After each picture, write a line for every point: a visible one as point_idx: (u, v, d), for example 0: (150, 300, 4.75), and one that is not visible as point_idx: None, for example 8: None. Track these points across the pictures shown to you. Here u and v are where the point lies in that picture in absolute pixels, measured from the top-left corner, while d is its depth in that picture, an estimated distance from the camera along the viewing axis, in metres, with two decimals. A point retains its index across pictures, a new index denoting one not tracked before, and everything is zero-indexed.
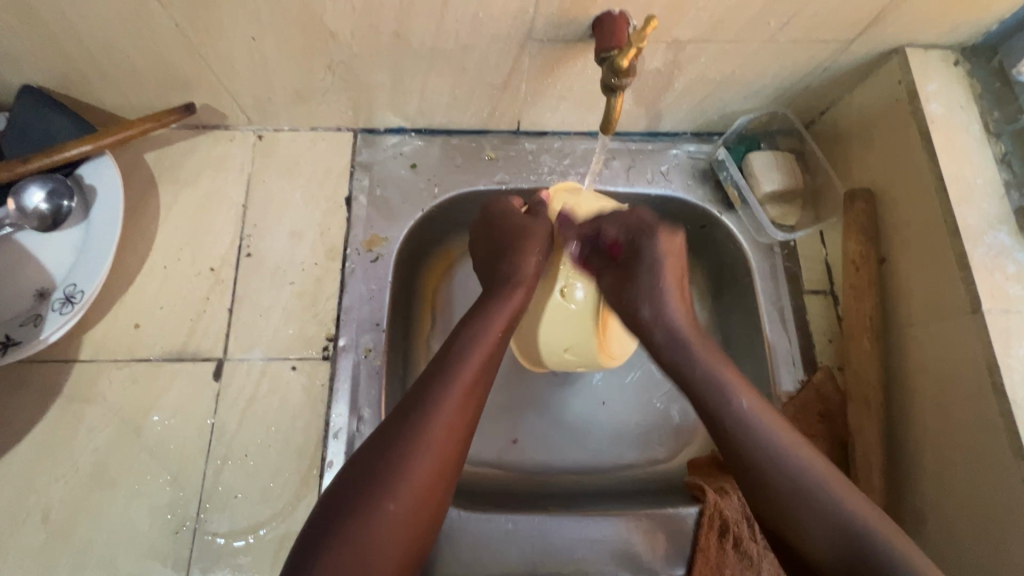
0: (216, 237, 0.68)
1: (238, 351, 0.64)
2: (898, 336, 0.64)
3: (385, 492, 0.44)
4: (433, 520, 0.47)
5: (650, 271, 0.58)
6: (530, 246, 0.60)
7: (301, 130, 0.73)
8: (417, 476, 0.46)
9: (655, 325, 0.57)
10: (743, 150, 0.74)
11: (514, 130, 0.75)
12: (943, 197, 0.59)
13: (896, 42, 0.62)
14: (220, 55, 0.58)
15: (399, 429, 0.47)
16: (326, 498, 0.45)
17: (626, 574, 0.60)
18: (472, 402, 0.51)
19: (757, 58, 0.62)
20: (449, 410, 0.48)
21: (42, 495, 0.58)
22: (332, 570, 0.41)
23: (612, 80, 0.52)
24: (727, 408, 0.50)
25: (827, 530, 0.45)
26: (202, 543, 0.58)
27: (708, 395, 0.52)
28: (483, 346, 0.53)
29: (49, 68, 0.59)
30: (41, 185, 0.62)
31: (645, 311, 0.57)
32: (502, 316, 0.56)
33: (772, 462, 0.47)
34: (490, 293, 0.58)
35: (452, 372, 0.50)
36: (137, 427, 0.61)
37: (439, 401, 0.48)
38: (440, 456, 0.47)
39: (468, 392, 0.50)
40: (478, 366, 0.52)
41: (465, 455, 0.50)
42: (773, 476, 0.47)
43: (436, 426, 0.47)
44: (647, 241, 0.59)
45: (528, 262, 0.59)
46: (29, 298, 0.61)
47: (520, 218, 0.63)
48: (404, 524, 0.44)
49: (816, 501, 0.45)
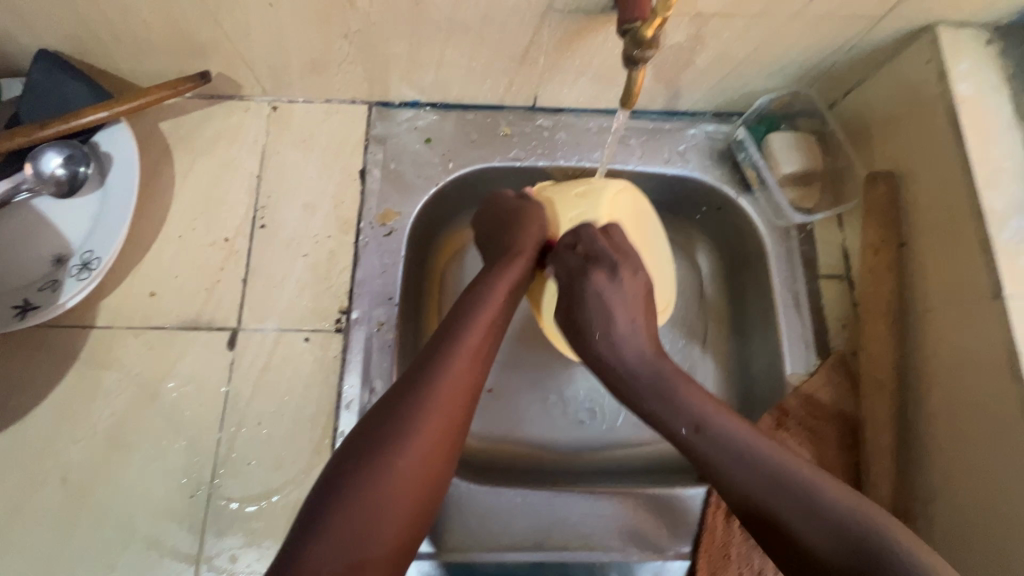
0: (230, 207, 0.68)
1: (252, 321, 0.64)
2: (915, 321, 0.63)
3: (394, 450, 0.45)
4: (439, 482, 0.47)
5: (597, 314, 0.56)
6: (530, 221, 0.62)
7: (316, 102, 0.72)
8: (425, 435, 0.46)
9: (607, 359, 0.55)
10: (764, 129, 0.73)
11: (530, 106, 0.74)
12: (969, 180, 0.58)
13: (927, 20, 0.61)
14: (236, 22, 0.58)
15: (405, 390, 0.48)
16: (332, 466, 0.45)
17: (633, 550, 0.61)
18: (478, 364, 0.51)
19: (782, 34, 0.61)
20: (455, 369, 0.49)
21: (61, 456, 0.59)
22: (343, 526, 0.42)
23: (635, 52, 0.50)
24: (683, 413, 0.51)
25: (813, 519, 0.43)
26: (216, 507, 0.59)
27: (660, 418, 0.52)
28: (486, 312, 0.54)
29: (64, 31, 0.59)
30: (59, 150, 0.62)
31: (602, 352, 0.56)
32: (505, 283, 0.57)
33: (743, 465, 0.47)
34: (491, 266, 0.59)
35: (457, 334, 0.51)
36: (153, 393, 0.61)
37: (445, 361, 0.49)
38: (447, 416, 0.48)
39: (474, 353, 0.51)
40: (484, 331, 0.53)
41: (471, 415, 0.50)
42: (729, 460, 0.47)
43: (441, 386, 0.48)
44: (589, 283, 0.56)
45: (527, 236, 0.61)
46: (47, 264, 0.62)
47: (520, 199, 0.64)
48: (409, 483, 0.45)
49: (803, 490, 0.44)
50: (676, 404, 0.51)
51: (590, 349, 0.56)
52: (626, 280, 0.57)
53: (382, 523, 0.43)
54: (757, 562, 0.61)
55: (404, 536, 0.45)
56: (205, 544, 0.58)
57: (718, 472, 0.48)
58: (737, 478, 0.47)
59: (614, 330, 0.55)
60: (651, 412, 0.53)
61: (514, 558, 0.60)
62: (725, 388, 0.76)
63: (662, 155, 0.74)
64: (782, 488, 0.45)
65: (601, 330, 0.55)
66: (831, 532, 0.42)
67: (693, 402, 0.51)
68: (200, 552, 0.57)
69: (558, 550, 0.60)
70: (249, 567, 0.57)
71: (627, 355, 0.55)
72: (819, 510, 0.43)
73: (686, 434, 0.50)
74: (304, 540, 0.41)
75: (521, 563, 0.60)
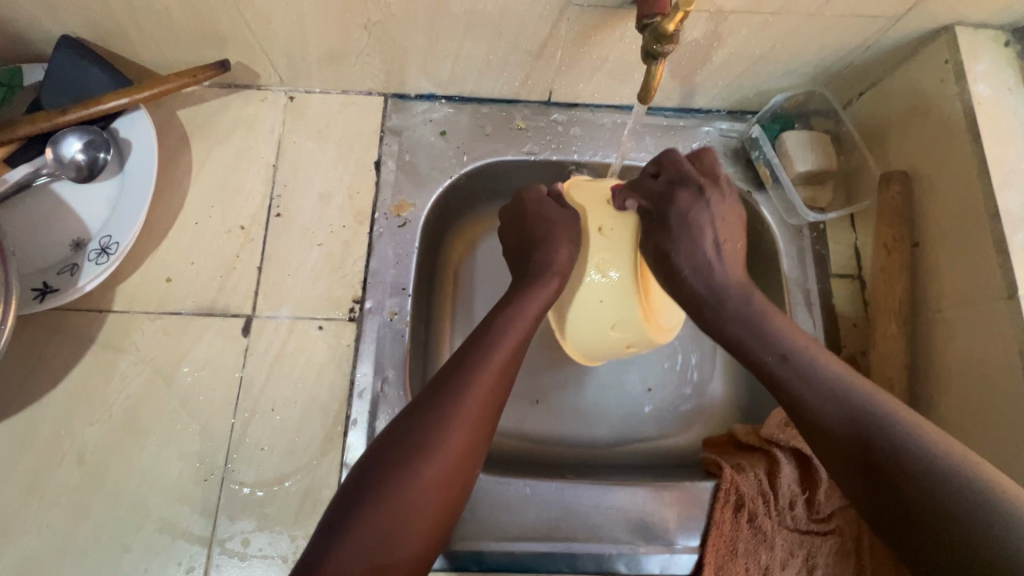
0: (246, 195, 0.69)
1: (266, 309, 0.65)
2: (928, 322, 0.63)
3: (421, 463, 0.46)
4: (460, 490, 0.49)
5: (683, 232, 0.58)
6: (561, 235, 0.61)
7: (332, 92, 0.73)
8: (451, 448, 0.47)
9: (688, 273, 0.57)
10: (778, 128, 0.73)
11: (545, 101, 0.74)
12: (985, 181, 0.58)
13: (946, 20, 0.61)
14: (257, 11, 0.58)
15: (435, 402, 0.49)
16: (358, 470, 0.46)
17: (640, 543, 0.61)
18: (504, 382, 0.52)
19: (800, 33, 0.61)
20: (484, 383, 0.50)
21: (77, 437, 0.60)
22: (369, 531, 0.43)
23: (654, 48, 0.51)
24: (769, 343, 0.53)
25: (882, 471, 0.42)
26: (229, 491, 0.59)
27: (748, 346, 0.54)
28: (514, 330, 0.54)
29: (87, 18, 0.59)
30: (79, 136, 0.63)
31: (687, 274, 0.57)
32: (536, 303, 0.57)
33: (836, 410, 0.46)
34: (523, 283, 0.59)
35: (487, 352, 0.52)
36: (168, 377, 0.62)
37: (477, 372, 0.50)
38: (473, 430, 0.49)
39: (501, 372, 0.52)
40: (511, 349, 0.53)
41: (493, 430, 0.51)
42: (819, 393, 0.47)
43: (471, 402, 0.49)
44: (675, 203, 0.58)
45: (556, 253, 0.60)
46: (65, 248, 0.62)
47: (557, 207, 0.63)
48: (435, 490, 0.46)
49: (878, 439, 0.43)
50: (761, 338, 0.53)
51: (676, 272, 0.58)
52: (718, 199, 0.58)
53: (407, 531, 0.44)
54: (765, 558, 0.60)
55: (427, 540, 0.46)
56: (217, 527, 0.58)
57: (805, 416, 0.48)
58: (827, 423, 0.46)
59: (700, 247, 0.57)
60: (735, 337, 0.55)
61: (522, 548, 0.60)
62: (733, 386, 0.76)
63: (676, 151, 0.74)
64: (863, 429, 0.44)
65: (690, 242, 0.57)
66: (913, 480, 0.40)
67: (786, 335, 0.53)
68: (213, 535, 0.58)
69: (567, 541, 0.61)
70: (261, 551, 0.58)
71: (701, 270, 0.57)
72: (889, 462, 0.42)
73: (772, 364, 0.51)
74: (328, 543, 0.42)
75: (529, 554, 0.60)
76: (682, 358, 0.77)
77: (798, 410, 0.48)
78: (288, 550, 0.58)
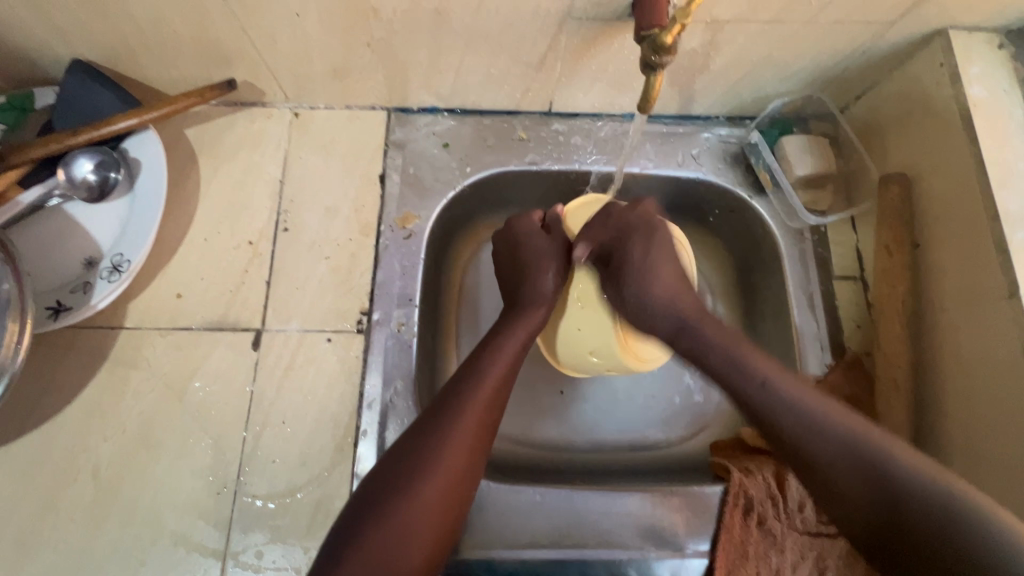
0: (254, 211, 0.70)
1: (276, 323, 0.66)
2: (932, 321, 0.64)
3: (418, 484, 0.47)
4: (459, 509, 0.50)
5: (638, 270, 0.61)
6: (548, 263, 0.63)
7: (336, 108, 0.74)
8: (448, 467, 0.49)
9: (660, 303, 0.60)
10: (776, 132, 0.74)
11: (546, 111, 0.75)
12: (983, 182, 0.58)
13: (940, 24, 0.61)
14: (263, 31, 0.59)
15: (430, 427, 0.51)
16: (359, 492, 0.48)
17: (651, 548, 0.61)
18: (496, 406, 0.54)
19: (796, 39, 0.62)
20: (476, 408, 0.52)
21: (92, 453, 0.60)
22: (371, 549, 0.44)
23: (652, 58, 0.52)
24: (747, 371, 0.53)
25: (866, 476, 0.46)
26: (242, 504, 0.60)
27: (731, 381, 0.54)
28: (503, 357, 0.56)
29: (98, 41, 0.61)
30: (90, 156, 0.64)
31: (659, 300, 0.60)
32: (524, 330, 0.59)
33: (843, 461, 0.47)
34: (514, 312, 0.61)
35: (479, 377, 0.54)
36: (180, 392, 0.63)
37: (468, 399, 0.52)
38: (467, 452, 0.51)
39: (493, 395, 0.54)
40: (502, 375, 0.55)
41: (488, 451, 0.53)
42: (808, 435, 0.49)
43: (463, 424, 0.51)
44: (631, 244, 0.62)
45: (540, 287, 0.62)
46: (78, 266, 0.63)
47: (546, 239, 0.65)
48: (434, 513, 0.47)
49: (876, 470, 0.46)
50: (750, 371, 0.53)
51: (647, 302, 0.60)
52: (646, 282, 0.60)
53: (409, 549, 0.45)
54: (775, 561, 0.61)
55: (429, 557, 0.47)
56: (231, 540, 0.59)
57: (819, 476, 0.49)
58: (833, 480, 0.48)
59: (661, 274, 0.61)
60: (716, 370, 0.56)
61: (534, 555, 0.60)
62: None
63: (676, 158, 0.75)
64: (855, 457, 0.47)
65: (648, 275, 0.60)
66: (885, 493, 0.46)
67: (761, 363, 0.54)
68: (226, 548, 0.59)
69: (578, 548, 0.61)
70: (274, 563, 0.59)
71: (658, 321, 0.60)
72: (872, 477, 0.46)
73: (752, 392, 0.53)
74: (334, 560, 0.44)
75: (541, 561, 0.60)
76: (688, 363, 0.77)
77: (780, 438, 0.51)
78: (301, 562, 0.59)
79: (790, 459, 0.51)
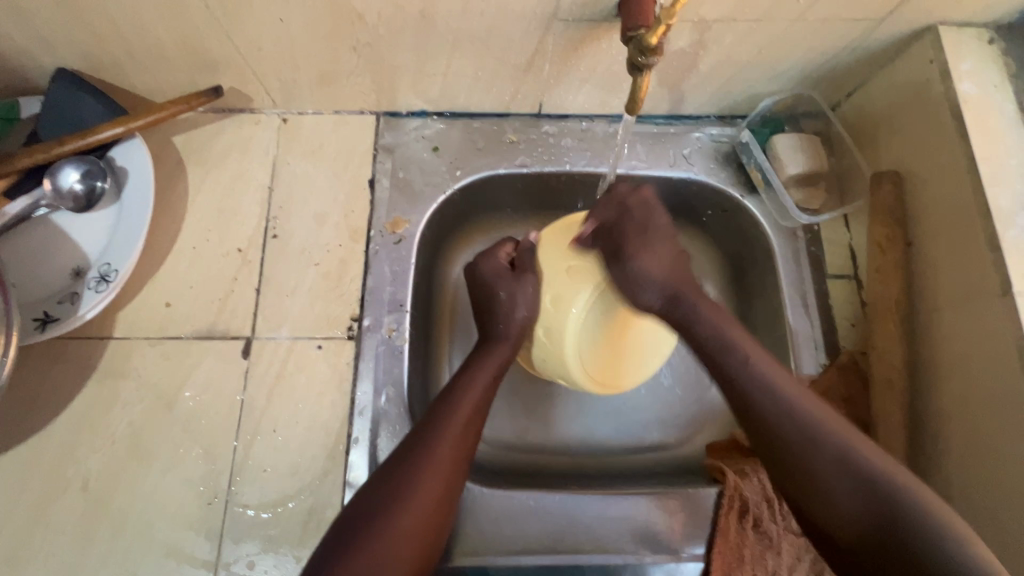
0: (243, 218, 0.70)
1: (265, 330, 0.65)
2: (926, 320, 0.63)
3: (393, 518, 0.48)
4: (432, 544, 0.50)
5: (635, 257, 0.58)
6: (516, 300, 0.62)
7: (325, 113, 0.73)
8: (422, 502, 0.50)
9: (652, 284, 0.57)
10: (768, 131, 0.74)
11: (536, 113, 0.74)
12: (974, 179, 0.58)
13: (930, 20, 0.61)
14: (248, 37, 0.59)
15: (406, 461, 0.51)
16: (336, 526, 0.48)
17: (647, 552, 0.61)
18: (469, 436, 0.55)
19: (785, 37, 0.61)
20: (451, 439, 0.53)
21: (81, 465, 0.60)
22: None
23: (639, 59, 0.51)
24: (731, 351, 0.54)
25: (845, 484, 0.46)
26: (233, 514, 0.59)
27: (713, 356, 0.55)
28: (474, 392, 0.57)
29: (82, 50, 0.60)
30: (75, 166, 0.63)
31: (649, 292, 0.58)
32: (491, 366, 0.60)
33: (811, 441, 0.48)
34: (481, 351, 0.61)
35: (453, 408, 0.55)
36: (170, 402, 0.62)
37: (443, 431, 0.53)
38: (442, 485, 0.51)
39: (466, 427, 0.55)
40: (474, 408, 0.56)
41: (462, 481, 0.54)
42: (771, 407, 0.50)
43: (437, 457, 0.52)
44: (629, 218, 0.59)
45: (512, 320, 0.61)
46: (65, 276, 0.63)
47: (512, 279, 0.63)
48: (409, 546, 0.48)
49: (848, 465, 0.47)
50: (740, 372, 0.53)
51: (641, 285, 0.58)
52: (641, 254, 0.58)
53: None
54: (772, 563, 0.61)
55: None
56: (222, 550, 0.58)
57: (787, 455, 0.49)
58: (803, 459, 0.48)
59: (653, 259, 0.58)
60: (706, 348, 0.55)
61: (528, 561, 0.60)
62: None
63: (667, 158, 0.74)
64: (815, 445, 0.48)
65: (641, 254, 0.58)
66: (869, 503, 0.45)
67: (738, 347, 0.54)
68: (218, 559, 0.58)
69: (572, 553, 0.60)
70: (266, 574, 0.58)
71: (650, 291, 0.58)
72: (833, 477, 0.47)
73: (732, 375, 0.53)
74: None
75: (535, 567, 0.60)
76: (683, 364, 0.77)
77: (753, 417, 0.52)
78: (294, 572, 0.58)
79: (763, 449, 0.51)
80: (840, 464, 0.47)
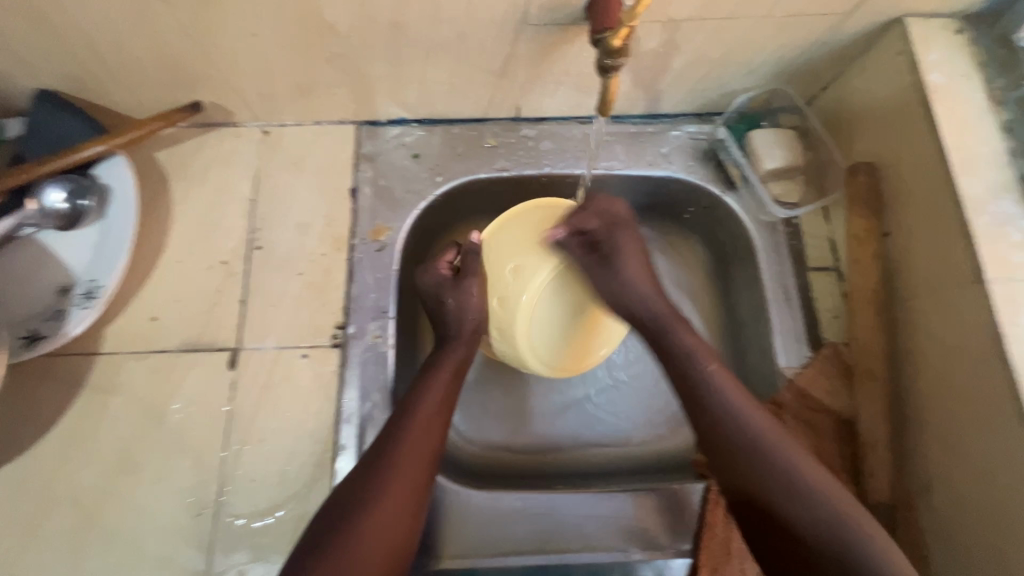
0: (226, 231, 0.70)
1: (251, 341, 0.66)
2: (904, 311, 0.64)
3: (362, 513, 0.50)
4: (408, 539, 0.51)
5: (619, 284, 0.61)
6: (461, 309, 0.61)
7: (306, 125, 0.74)
8: (391, 496, 0.51)
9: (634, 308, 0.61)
10: (745, 128, 0.75)
11: (514, 117, 0.75)
12: (945, 171, 0.58)
13: (897, 13, 0.62)
14: (223, 52, 0.60)
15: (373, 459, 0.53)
16: (314, 527, 0.50)
17: (636, 550, 0.61)
18: (436, 431, 0.56)
19: (754, 34, 0.62)
20: (415, 433, 0.54)
21: (72, 480, 0.61)
22: None
23: (606, 61, 0.52)
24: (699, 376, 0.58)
25: (803, 513, 0.51)
26: (223, 524, 0.60)
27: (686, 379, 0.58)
28: (434, 390, 0.58)
29: (61, 71, 0.61)
30: (59, 185, 0.64)
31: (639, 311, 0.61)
32: (448, 368, 0.60)
33: (768, 468, 0.53)
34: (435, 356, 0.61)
35: (415, 405, 0.56)
36: (158, 415, 0.63)
37: (406, 426, 0.55)
38: (411, 478, 0.53)
39: (429, 420, 0.56)
40: (439, 406, 0.57)
41: (433, 473, 0.55)
42: (734, 430, 0.55)
43: (401, 452, 0.53)
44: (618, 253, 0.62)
45: (462, 322, 0.62)
46: (52, 294, 0.64)
47: (452, 291, 0.62)
48: (381, 541, 0.49)
49: (791, 488, 0.51)
50: (706, 402, 0.57)
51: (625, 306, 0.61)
52: (619, 283, 0.61)
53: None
54: None
55: None
56: (213, 560, 0.59)
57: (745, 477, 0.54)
58: (763, 482, 0.53)
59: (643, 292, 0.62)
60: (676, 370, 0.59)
61: (516, 562, 0.60)
62: None
63: (646, 157, 0.75)
64: (771, 470, 0.53)
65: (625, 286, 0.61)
66: (826, 535, 0.49)
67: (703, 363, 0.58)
68: (209, 569, 0.59)
69: (560, 553, 0.61)
70: None
71: (631, 301, 0.61)
72: (786, 499, 0.51)
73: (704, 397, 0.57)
74: None
75: (524, 568, 0.60)
76: None
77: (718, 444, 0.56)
78: None
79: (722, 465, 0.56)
80: (784, 489, 0.52)
